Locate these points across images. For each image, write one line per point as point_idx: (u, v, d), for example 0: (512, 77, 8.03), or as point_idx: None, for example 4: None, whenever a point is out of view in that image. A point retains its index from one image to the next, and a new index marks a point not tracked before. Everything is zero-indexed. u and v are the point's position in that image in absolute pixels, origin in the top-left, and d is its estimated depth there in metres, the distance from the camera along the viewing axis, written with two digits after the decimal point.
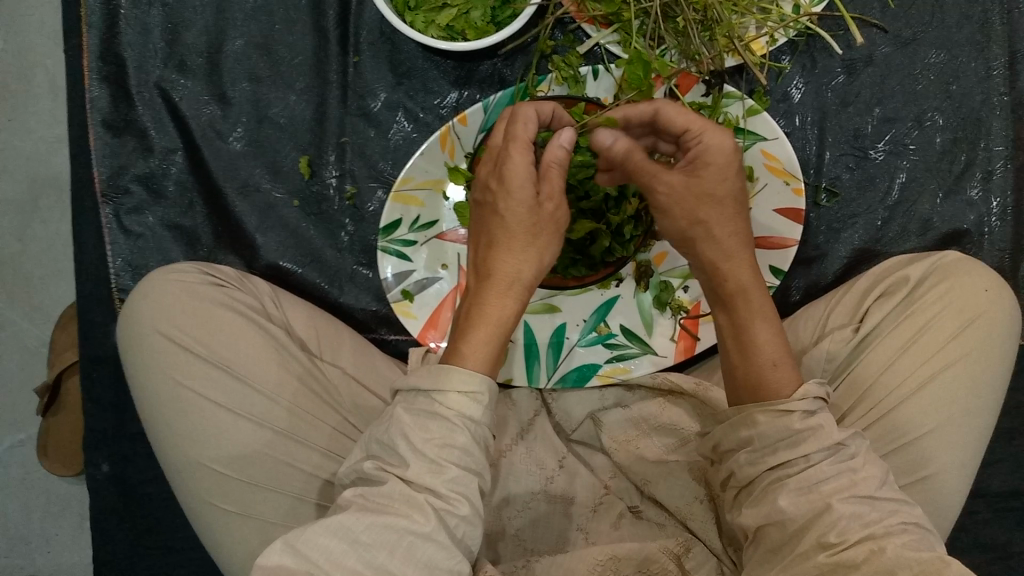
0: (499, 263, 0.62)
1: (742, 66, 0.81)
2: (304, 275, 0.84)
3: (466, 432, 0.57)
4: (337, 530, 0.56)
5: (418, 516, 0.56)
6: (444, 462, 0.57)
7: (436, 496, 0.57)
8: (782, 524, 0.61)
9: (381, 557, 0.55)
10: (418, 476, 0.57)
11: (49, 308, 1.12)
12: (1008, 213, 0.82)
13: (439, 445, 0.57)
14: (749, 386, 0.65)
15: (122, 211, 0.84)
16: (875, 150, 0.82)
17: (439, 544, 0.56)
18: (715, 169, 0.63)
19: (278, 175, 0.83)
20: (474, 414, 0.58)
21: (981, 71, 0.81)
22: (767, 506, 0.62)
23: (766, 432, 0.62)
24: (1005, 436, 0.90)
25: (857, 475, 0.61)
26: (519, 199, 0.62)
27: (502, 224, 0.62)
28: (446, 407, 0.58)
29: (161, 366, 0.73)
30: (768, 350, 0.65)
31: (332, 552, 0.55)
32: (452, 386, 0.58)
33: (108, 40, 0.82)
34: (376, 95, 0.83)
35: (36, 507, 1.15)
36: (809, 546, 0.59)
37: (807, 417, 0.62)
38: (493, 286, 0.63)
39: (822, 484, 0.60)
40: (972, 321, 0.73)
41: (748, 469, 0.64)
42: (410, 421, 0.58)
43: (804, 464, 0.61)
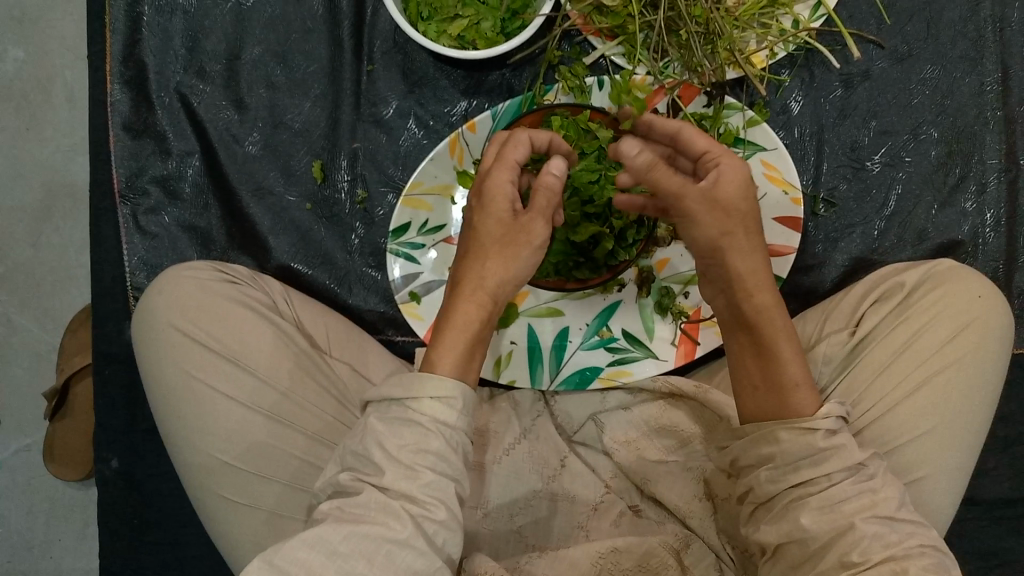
0: (468, 270, 0.65)
1: (743, 79, 0.83)
2: (314, 277, 0.86)
3: (441, 436, 0.59)
4: (314, 543, 0.56)
5: (395, 524, 0.57)
6: (419, 467, 0.58)
7: (412, 503, 0.58)
8: (803, 541, 0.62)
9: (359, 567, 0.55)
10: (395, 483, 0.58)
11: (59, 313, 1.14)
12: (1001, 224, 0.85)
13: (414, 451, 0.58)
14: (770, 405, 0.66)
15: (139, 212, 0.87)
16: (871, 161, 0.84)
17: (417, 551, 0.57)
18: (739, 188, 0.64)
19: (291, 178, 0.86)
20: (448, 419, 0.59)
21: (975, 86, 0.83)
22: (790, 523, 0.63)
23: (790, 450, 0.63)
24: (1000, 443, 0.91)
25: (877, 493, 0.62)
26: (491, 208, 0.65)
27: (479, 239, 0.66)
28: (418, 412, 0.59)
29: (173, 358, 0.75)
30: (792, 366, 0.65)
31: (311, 565, 0.55)
32: (426, 393, 0.59)
33: (131, 46, 0.85)
34: (388, 103, 0.85)
35: (40, 511, 1.16)
36: (830, 564, 0.60)
37: (830, 436, 0.63)
38: (465, 296, 0.65)
39: (844, 503, 0.61)
40: (966, 327, 0.74)
41: (769, 486, 0.65)
42: (384, 429, 0.59)
43: (827, 483, 0.62)
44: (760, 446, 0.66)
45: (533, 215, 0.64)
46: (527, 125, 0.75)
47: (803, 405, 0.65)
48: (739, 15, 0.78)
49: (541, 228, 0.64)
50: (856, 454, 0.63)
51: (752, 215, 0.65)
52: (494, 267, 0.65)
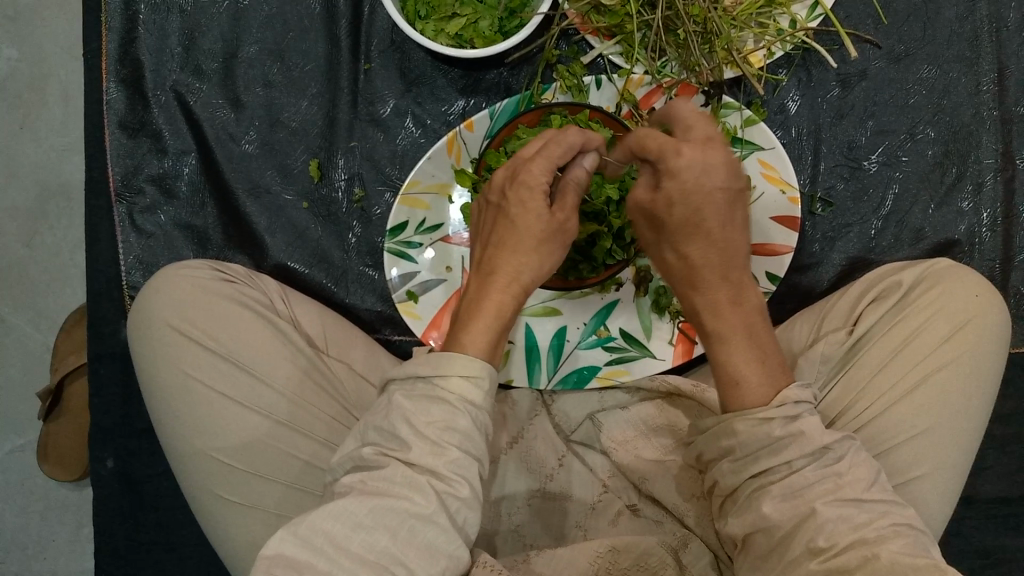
0: (499, 259, 0.64)
1: (740, 78, 0.83)
2: (311, 276, 0.86)
3: (467, 414, 0.59)
4: (339, 515, 0.56)
5: (419, 499, 0.57)
6: (446, 444, 0.58)
7: (438, 479, 0.58)
8: (768, 530, 0.61)
9: (382, 541, 0.55)
10: (420, 458, 0.58)
11: (54, 313, 1.14)
12: (998, 224, 0.85)
13: (441, 427, 0.58)
14: (726, 395, 0.64)
15: (134, 210, 0.86)
16: (869, 161, 0.84)
17: (439, 527, 0.56)
18: (691, 177, 0.61)
19: (288, 177, 0.85)
20: (474, 397, 0.59)
21: (971, 86, 0.84)
22: (756, 512, 0.62)
23: (746, 441, 0.62)
24: (997, 442, 0.92)
25: (841, 477, 0.61)
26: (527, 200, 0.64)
27: (511, 227, 0.65)
28: (446, 390, 0.59)
29: (169, 358, 0.75)
30: (750, 358, 0.63)
31: (336, 537, 0.55)
32: (455, 371, 0.59)
33: (126, 45, 0.85)
34: (385, 102, 0.85)
35: (35, 511, 1.16)
36: (799, 553, 0.59)
37: (789, 423, 0.61)
38: (496, 282, 0.64)
39: (808, 489, 0.60)
40: (962, 325, 0.75)
41: (731, 477, 0.64)
42: (411, 405, 0.59)
43: (787, 471, 0.61)
44: (721, 439, 0.64)
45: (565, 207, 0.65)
46: (526, 124, 0.75)
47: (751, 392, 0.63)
48: (737, 13, 0.78)
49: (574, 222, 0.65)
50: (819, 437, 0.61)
51: (713, 206, 0.62)
52: (528, 257, 0.64)
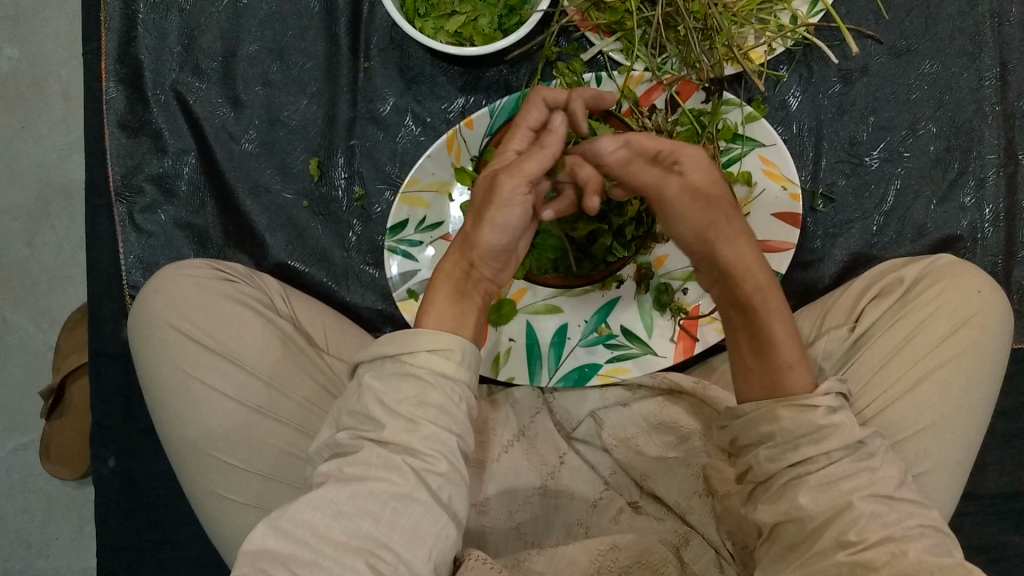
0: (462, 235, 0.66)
1: (740, 75, 0.83)
2: (311, 274, 0.86)
3: (440, 389, 0.58)
4: (319, 504, 0.55)
5: (397, 478, 0.56)
6: (419, 419, 0.57)
7: (414, 456, 0.57)
8: (802, 521, 0.60)
9: (365, 526, 0.55)
10: (395, 436, 0.57)
11: (55, 313, 1.14)
12: (1000, 219, 0.84)
13: (414, 403, 0.58)
14: (766, 388, 0.64)
15: (134, 210, 0.86)
16: (870, 157, 0.84)
17: (423, 504, 0.56)
18: (707, 171, 0.65)
19: (288, 175, 0.85)
20: (447, 371, 0.59)
21: (973, 81, 0.83)
22: (789, 502, 0.61)
23: (788, 427, 0.61)
24: (999, 439, 0.91)
25: (876, 474, 0.60)
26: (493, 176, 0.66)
27: (474, 208, 0.66)
28: (416, 366, 0.59)
29: (171, 357, 0.75)
30: (785, 349, 0.64)
31: (317, 527, 0.55)
32: (421, 347, 0.59)
33: (126, 44, 0.85)
34: (385, 100, 0.85)
35: (37, 510, 1.16)
36: (827, 544, 0.58)
37: (830, 413, 0.61)
38: (462, 261, 0.65)
39: (842, 482, 0.60)
40: (966, 320, 0.74)
41: (767, 465, 0.63)
42: (382, 385, 0.58)
43: (825, 461, 0.60)
44: (760, 424, 0.64)
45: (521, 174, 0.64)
46: None
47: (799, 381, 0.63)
48: (737, 10, 0.78)
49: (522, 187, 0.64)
50: (855, 433, 0.61)
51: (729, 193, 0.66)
52: (492, 229, 0.64)
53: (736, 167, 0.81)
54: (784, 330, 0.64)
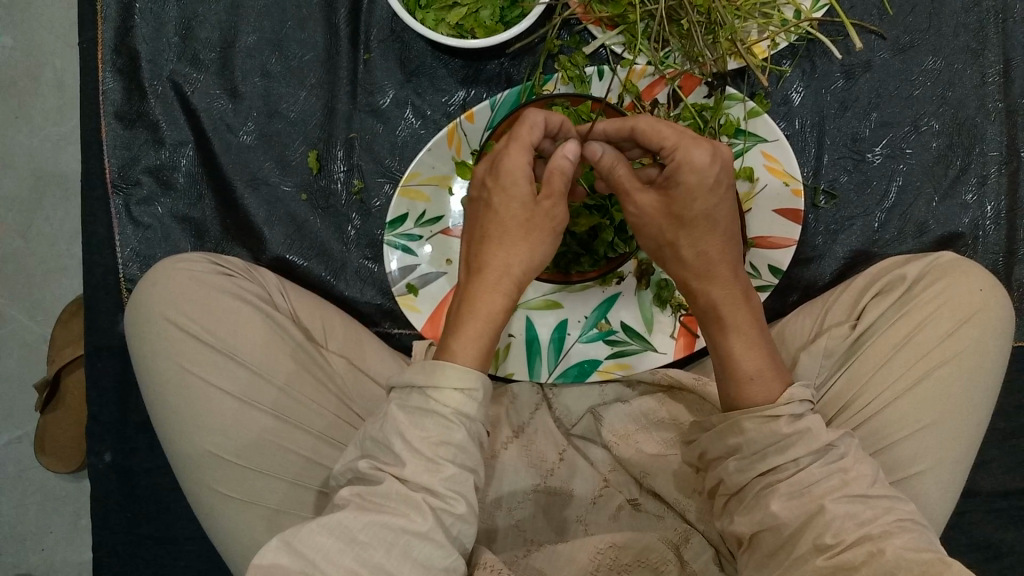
0: (489, 255, 0.64)
1: (744, 69, 0.83)
2: (310, 269, 0.85)
3: (463, 428, 0.58)
4: (334, 528, 0.55)
5: (416, 516, 0.56)
6: (441, 460, 0.57)
7: (434, 496, 0.57)
8: (777, 528, 0.61)
9: (377, 556, 0.55)
10: (415, 476, 0.57)
11: (50, 305, 1.13)
12: (1001, 217, 0.84)
13: (437, 443, 0.57)
14: (730, 393, 0.66)
15: (131, 202, 0.85)
16: (872, 153, 0.84)
17: (436, 543, 0.56)
18: (697, 183, 0.63)
19: (287, 168, 0.85)
20: (469, 411, 0.59)
21: (976, 78, 0.83)
22: (762, 511, 0.62)
23: (754, 439, 0.62)
24: (998, 436, 0.91)
25: (848, 473, 0.61)
26: (509, 191, 0.64)
27: (499, 227, 0.64)
28: (440, 404, 0.58)
29: (167, 352, 0.74)
30: (749, 361, 0.65)
31: (327, 552, 0.55)
32: (448, 382, 0.58)
33: (123, 34, 0.84)
34: (385, 92, 0.84)
35: (32, 503, 1.15)
36: (805, 549, 0.58)
37: (794, 421, 0.62)
38: (484, 282, 0.64)
39: (814, 487, 0.60)
40: (968, 320, 0.74)
41: (737, 477, 0.64)
42: (405, 419, 0.58)
43: (794, 468, 0.61)
44: (727, 436, 0.65)
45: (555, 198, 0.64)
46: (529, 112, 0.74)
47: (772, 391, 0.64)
48: (740, 4, 0.77)
49: (561, 212, 0.65)
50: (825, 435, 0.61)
51: (724, 216, 0.65)
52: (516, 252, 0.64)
53: (738, 162, 0.81)
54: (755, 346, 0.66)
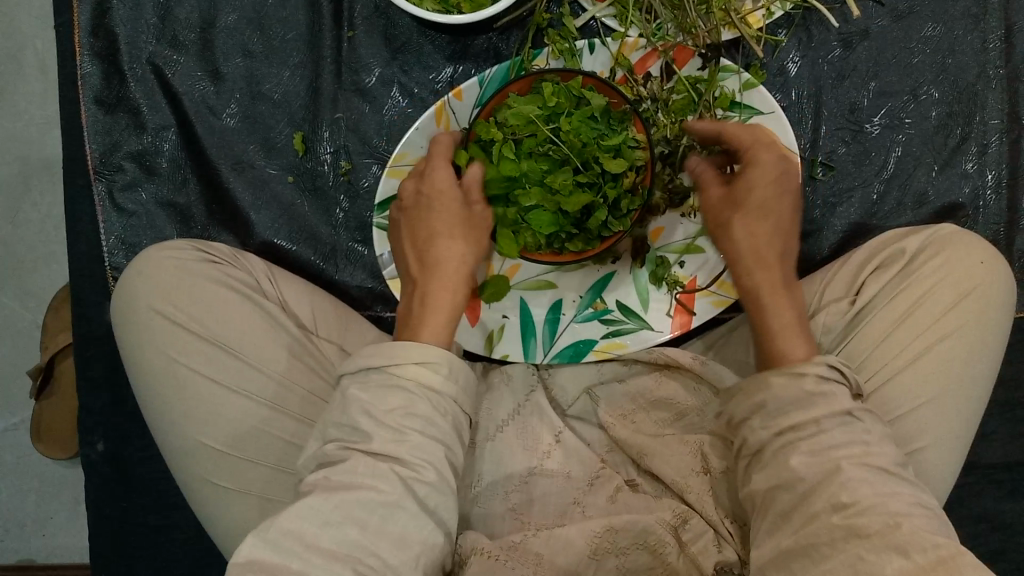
0: (443, 255, 0.70)
1: (738, 39, 0.80)
2: (298, 253, 0.84)
3: (427, 400, 0.59)
4: (305, 513, 0.53)
5: (385, 486, 0.56)
6: (406, 429, 0.57)
7: (402, 466, 0.57)
8: (793, 486, 0.58)
9: (353, 533, 0.53)
10: (383, 447, 0.57)
11: (41, 291, 1.12)
12: (1002, 186, 0.83)
13: (402, 414, 0.58)
14: (763, 351, 0.65)
15: (114, 188, 0.84)
16: (871, 124, 0.82)
17: (409, 513, 0.56)
18: (762, 188, 0.69)
19: (272, 151, 0.83)
20: (434, 383, 0.59)
21: (977, 44, 0.81)
22: (778, 468, 0.59)
23: (778, 394, 0.61)
24: (999, 408, 0.90)
25: (870, 446, 0.58)
26: (443, 200, 0.71)
27: (442, 229, 0.71)
28: (404, 378, 0.59)
29: (156, 343, 0.73)
30: (797, 340, 0.64)
31: (305, 536, 0.53)
32: (410, 359, 0.60)
33: (100, 16, 0.81)
34: (370, 71, 0.82)
35: (31, 490, 1.15)
36: (819, 507, 0.56)
37: (820, 381, 0.60)
38: (443, 283, 0.69)
39: (833, 449, 0.58)
40: (967, 294, 0.73)
41: (758, 433, 0.62)
42: (369, 397, 0.58)
43: (816, 429, 0.59)
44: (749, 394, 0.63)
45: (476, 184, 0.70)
46: (516, 94, 0.70)
47: (792, 356, 0.64)
48: None
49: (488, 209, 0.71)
50: (846, 403, 0.59)
51: (786, 215, 0.69)
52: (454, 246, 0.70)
53: None
54: (793, 327, 0.65)
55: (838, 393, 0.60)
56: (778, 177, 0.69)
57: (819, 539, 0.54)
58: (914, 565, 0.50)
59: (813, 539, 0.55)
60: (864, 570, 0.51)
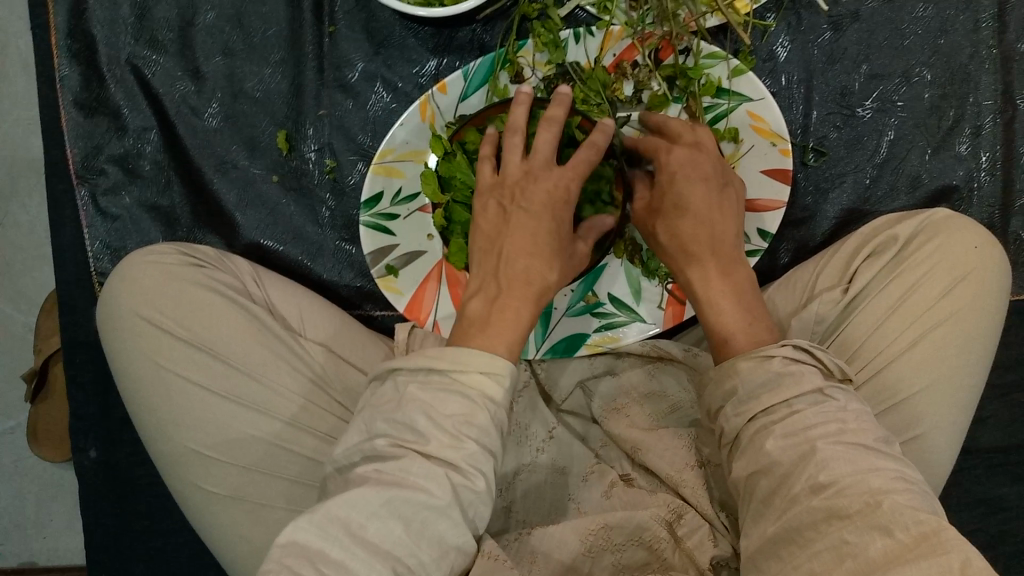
0: (506, 241, 0.62)
1: (725, 25, 0.79)
2: (286, 252, 0.83)
3: (487, 411, 0.54)
4: (354, 503, 0.51)
5: (436, 490, 0.52)
6: (464, 437, 0.53)
7: (456, 472, 0.53)
8: (770, 470, 0.55)
9: (396, 531, 0.51)
10: (438, 451, 0.53)
11: (34, 294, 1.11)
12: (997, 167, 0.82)
13: (460, 421, 0.53)
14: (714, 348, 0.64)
15: (98, 193, 0.83)
16: (863, 108, 0.80)
17: (452, 520, 0.52)
18: (685, 182, 0.67)
19: (255, 151, 0.82)
20: (495, 395, 0.55)
21: (969, 23, 0.79)
22: (755, 453, 0.56)
23: (745, 379, 0.58)
24: (997, 392, 0.90)
25: (848, 424, 0.56)
26: (536, 173, 0.63)
27: (515, 210, 0.62)
28: (465, 385, 0.55)
29: (142, 350, 0.73)
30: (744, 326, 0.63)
31: (351, 526, 0.51)
32: (475, 364, 0.55)
33: (76, 17, 0.80)
34: (353, 66, 0.81)
35: (30, 492, 1.14)
36: (799, 489, 0.53)
37: (788, 363, 0.58)
38: (514, 282, 0.60)
39: (809, 429, 0.55)
40: (962, 280, 0.72)
41: (733, 420, 0.59)
42: (429, 398, 0.54)
43: (787, 411, 0.56)
44: (723, 381, 0.60)
45: (572, 173, 0.63)
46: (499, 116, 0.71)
47: (737, 342, 0.62)
48: None
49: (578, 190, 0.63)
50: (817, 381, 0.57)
51: (715, 192, 0.68)
52: (525, 234, 0.61)
53: (722, 124, 0.77)
54: (733, 303, 0.64)
55: (806, 371, 0.57)
56: (693, 150, 0.69)
57: (801, 523, 0.52)
58: (897, 543, 0.48)
59: (796, 523, 0.52)
60: (848, 554, 0.49)
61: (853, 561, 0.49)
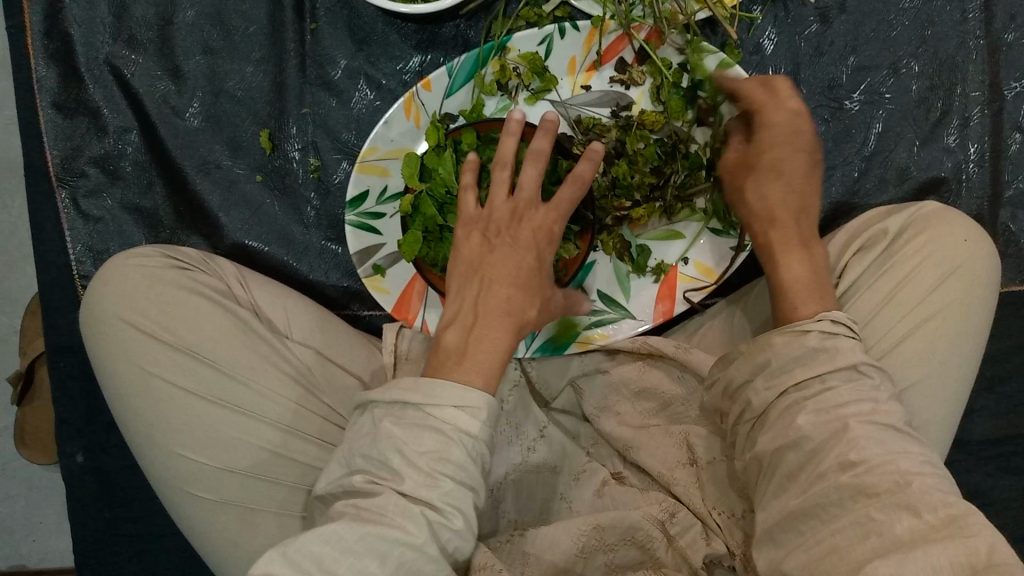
0: (489, 271, 0.61)
1: (711, 19, 0.78)
2: (271, 253, 0.82)
3: (462, 446, 0.53)
4: (328, 537, 0.51)
5: (412, 527, 0.52)
6: (439, 475, 0.53)
7: (432, 509, 0.53)
8: (796, 444, 0.55)
9: (370, 567, 0.50)
10: (414, 489, 0.53)
11: (16, 296, 1.09)
12: (985, 158, 0.81)
13: (434, 458, 0.53)
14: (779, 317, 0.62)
15: (78, 195, 0.82)
16: (850, 100, 0.80)
17: (429, 556, 0.52)
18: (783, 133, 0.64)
19: (238, 151, 0.81)
20: (472, 429, 0.54)
21: (956, 14, 0.79)
22: (783, 428, 0.56)
23: (781, 354, 0.58)
24: (985, 383, 0.90)
25: (880, 403, 0.56)
26: (524, 207, 0.62)
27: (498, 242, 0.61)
28: (440, 420, 0.54)
29: (126, 356, 0.72)
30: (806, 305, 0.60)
31: (324, 561, 0.50)
32: (449, 401, 0.54)
33: (53, 16, 0.79)
34: (336, 63, 0.80)
35: (17, 497, 1.13)
36: (828, 466, 0.53)
37: (825, 338, 0.58)
38: (494, 312, 0.59)
39: (841, 406, 0.55)
40: (953, 273, 0.71)
41: (762, 395, 0.59)
42: (403, 435, 0.54)
43: (821, 386, 0.56)
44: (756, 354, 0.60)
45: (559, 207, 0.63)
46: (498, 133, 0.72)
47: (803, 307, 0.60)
48: None
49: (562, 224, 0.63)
50: (811, 379, 0.56)
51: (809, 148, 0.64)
52: (509, 266, 0.60)
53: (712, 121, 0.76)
54: (805, 286, 0.62)
55: (842, 346, 0.57)
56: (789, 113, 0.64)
57: (829, 500, 0.52)
58: (926, 523, 0.48)
59: (822, 499, 0.52)
60: (874, 530, 0.50)
61: (881, 538, 0.49)
